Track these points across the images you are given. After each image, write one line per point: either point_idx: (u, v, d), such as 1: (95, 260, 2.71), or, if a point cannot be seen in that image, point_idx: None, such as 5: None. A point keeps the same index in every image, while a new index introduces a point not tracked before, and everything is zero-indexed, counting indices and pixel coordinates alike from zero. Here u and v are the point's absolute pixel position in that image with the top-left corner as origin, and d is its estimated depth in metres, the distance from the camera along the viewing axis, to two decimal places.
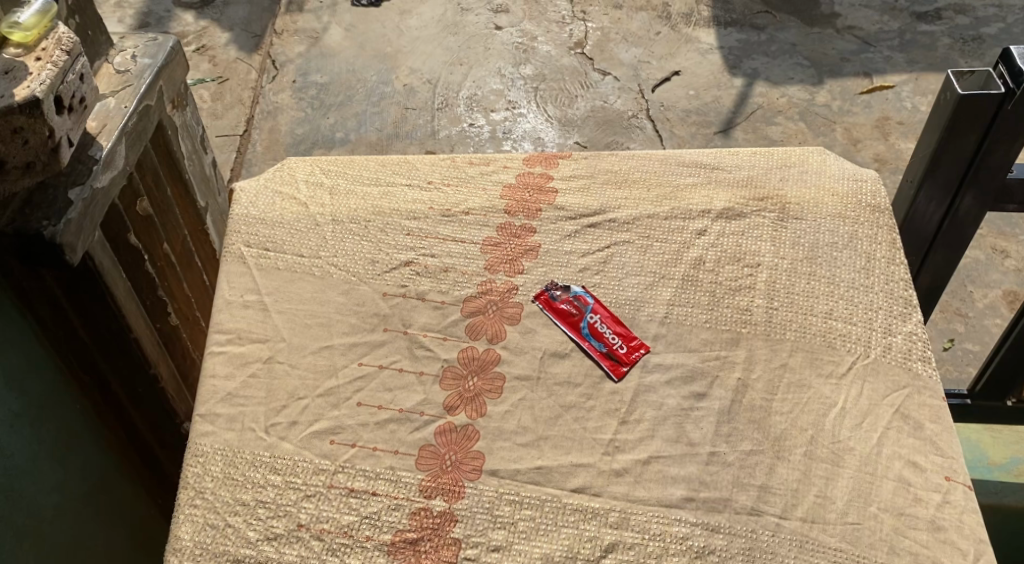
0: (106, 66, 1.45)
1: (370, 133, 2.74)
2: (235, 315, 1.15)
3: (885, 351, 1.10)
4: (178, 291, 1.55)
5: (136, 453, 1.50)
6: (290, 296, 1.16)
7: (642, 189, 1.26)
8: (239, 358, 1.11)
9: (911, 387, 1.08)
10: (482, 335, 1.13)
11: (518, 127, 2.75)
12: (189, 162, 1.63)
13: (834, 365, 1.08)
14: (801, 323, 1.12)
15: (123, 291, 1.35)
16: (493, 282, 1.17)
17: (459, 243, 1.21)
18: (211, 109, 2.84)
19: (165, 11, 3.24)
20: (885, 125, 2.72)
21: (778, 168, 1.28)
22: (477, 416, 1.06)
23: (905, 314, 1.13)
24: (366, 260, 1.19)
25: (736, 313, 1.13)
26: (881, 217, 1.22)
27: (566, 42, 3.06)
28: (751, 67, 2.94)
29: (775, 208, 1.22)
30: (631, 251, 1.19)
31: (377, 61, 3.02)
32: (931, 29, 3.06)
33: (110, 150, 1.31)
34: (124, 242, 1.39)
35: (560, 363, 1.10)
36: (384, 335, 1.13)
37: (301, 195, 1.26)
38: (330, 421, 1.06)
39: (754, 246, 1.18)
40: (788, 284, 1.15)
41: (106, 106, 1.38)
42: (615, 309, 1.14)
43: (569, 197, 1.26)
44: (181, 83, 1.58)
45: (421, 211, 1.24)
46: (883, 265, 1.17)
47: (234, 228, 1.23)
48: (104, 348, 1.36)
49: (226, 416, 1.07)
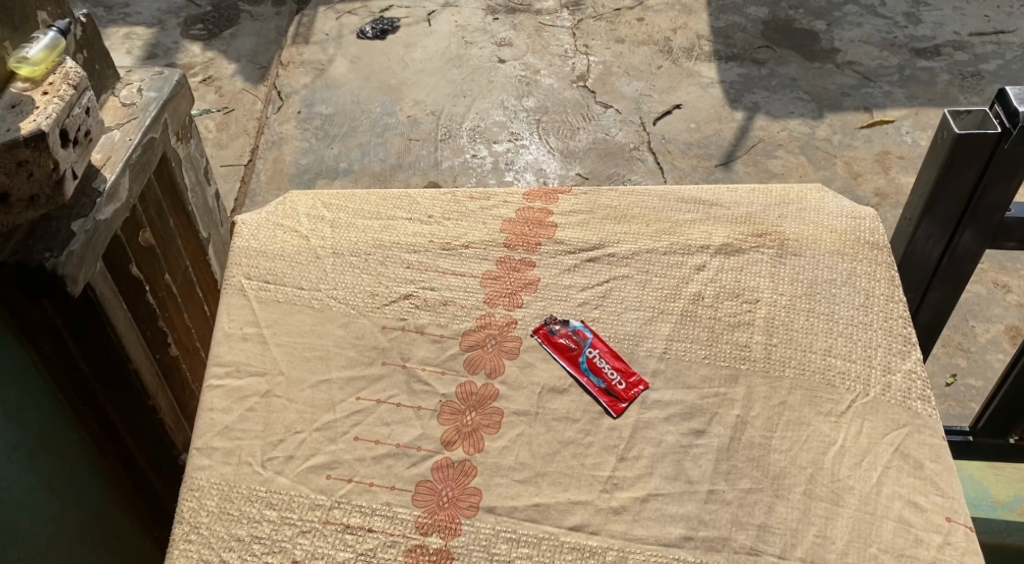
0: (113, 99, 1.49)
1: (373, 163, 2.77)
2: (234, 348, 1.14)
3: (885, 389, 1.10)
4: (178, 320, 1.57)
5: (134, 488, 1.50)
6: (289, 329, 1.16)
7: (642, 224, 1.27)
8: (238, 391, 1.11)
9: (910, 425, 1.07)
10: (480, 369, 1.12)
11: (521, 158, 2.77)
12: (192, 194, 1.66)
13: (834, 403, 1.08)
14: (800, 360, 1.12)
15: (124, 322, 1.38)
16: (492, 316, 1.17)
17: (459, 277, 1.22)
18: (216, 140, 2.90)
19: (173, 43, 3.29)
20: (886, 159, 2.74)
21: (777, 205, 1.28)
22: (475, 452, 1.06)
23: (905, 352, 1.13)
24: (365, 292, 1.19)
25: (735, 349, 1.13)
26: (881, 254, 1.22)
27: (568, 76, 3.09)
28: (752, 102, 2.96)
29: (774, 244, 1.23)
30: (631, 286, 1.20)
31: (380, 93, 3.04)
32: (930, 65, 3.09)
33: (114, 182, 1.34)
34: (126, 273, 1.41)
35: (559, 398, 1.10)
36: (382, 369, 1.12)
37: (302, 228, 1.26)
38: (328, 456, 1.06)
39: (754, 282, 1.19)
40: (788, 321, 1.15)
41: (111, 138, 1.41)
42: (614, 343, 1.14)
43: (568, 231, 1.27)
44: (186, 115, 1.61)
45: (421, 244, 1.25)
46: (882, 302, 1.17)
47: (236, 261, 1.23)
48: (104, 378, 1.39)
49: (223, 450, 1.06)
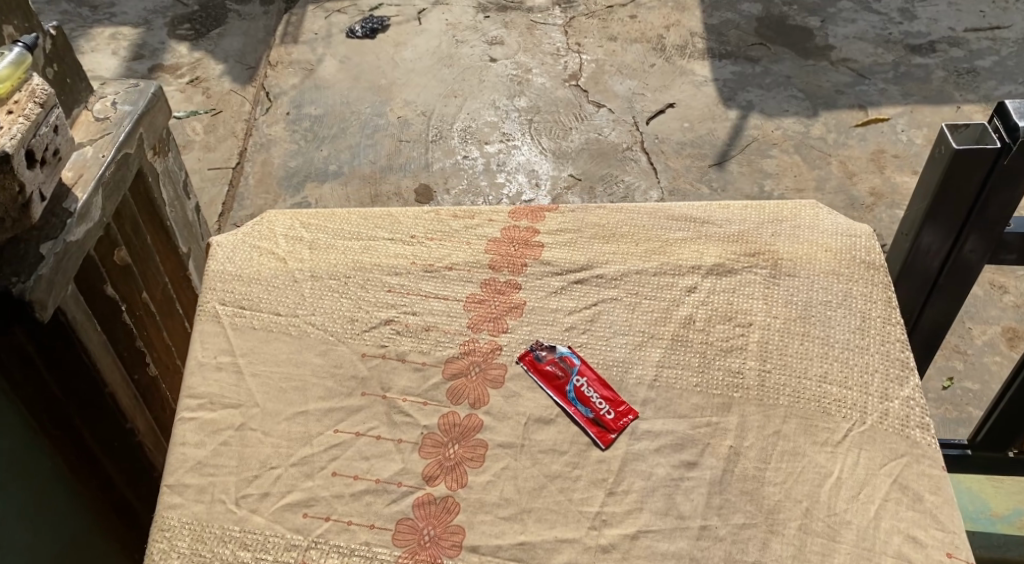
0: (86, 114, 1.44)
1: (364, 165, 2.72)
2: (207, 379, 1.10)
3: (882, 417, 1.06)
4: (157, 338, 1.54)
5: (113, 510, 1.48)
6: (264, 358, 1.12)
7: (631, 243, 1.23)
8: (211, 425, 1.07)
9: (908, 455, 1.03)
10: (464, 399, 1.08)
11: (513, 159, 2.73)
12: (170, 209, 1.62)
13: (830, 432, 1.05)
14: (794, 387, 1.08)
15: (98, 346, 1.35)
16: (475, 342, 1.13)
17: (442, 300, 1.17)
18: (204, 142, 2.84)
19: (160, 43, 3.23)
20: (881, 158, 2.70)
21: (769, 222, 1.24)
22: (458, 487, 1.02)
23: (902, 378, 1.09)
24: (344, 319, 1.15)
25: (727, 376, 1.09)
26: (878, 274, 1.18)
27: (561, 75, 3.04)
28: (746, 100, 2.92)
29: (767, 264, 1.19)
30: (620, 309, 1.16)
31: (371, 94, 3.00)
32: (925, 62, 3.05)
33: (85, 202, 1.30)
34: (100, 293, 1.38)
35: (545, 430, 1.06)
36: (362, 400, 1.08)
37: (279, 250, 1.22)
38: (305, 492, 1.01)
39: (746, 304, 1.15)
40: (781, 345, 1.11)
41: (83, 155, 1.37)
42: (602, 371, 1.10)
43: (555, 252, 1.23)
44: (163, 128, 1.57)
45: (403, 266, 1.20)
46: (879, 325, 1.13)
47: (210, 285, 1.19)
48: (80, 404, 1.36)
49: (195, 487, 1.02)
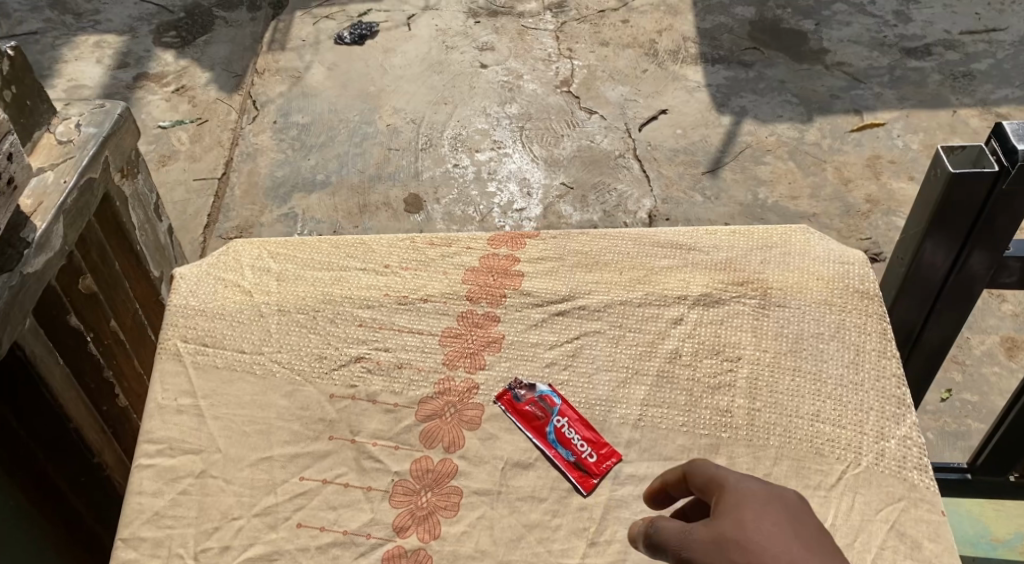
0: (48, 137, 1.38)
1: (352, 175, 2.67)
2: (167, 422, 1.05)
3: (878, 458, 1.00)
4: (127, 366, 1.47)
5: (82, 548, 1.42)
6: (227, 400, 1.06)
7: (615, 272, 1.17)
8: (170, 472, 1.01)
9: (906, 499, 0.98)
10: (437, 443, 1.03)
11: (504, 167, 2.68)
12: (141, 233, 1.56)
13: (823, 475, 0.99)
14: (785, 427, 1.02)
15: (60, 379, 1.30)
16: (450, 381, 1.08)
17: (416, 335, 1.12)
18: (189, 152, 2.78)
19: (145, 51, 3.17)
20: (876, 164, 2.65)
21: (758, 249, 1.19)
22: (429, 539, 0.97)
23: (899, 416, 1.03)
24: (312, 356, 1.09)
25: (715, 415, 1.04)
26: (872, 304, 1.12)
27: (552, 81, 2.99)
28: (739, 105, 2.87)
29: (756, 294, 1.13)
30: (602, 343, 1.10)
31: (359, 101, 2.94)
32: (920, 65, 2.99)
33: (45, 231, 1.24)
34: (62, 323, 1.31)
35: (523, 475, 1.00)
36: (329, 445, 1.03)
37: (246, 282, 1.16)
38: (268, 546, 0.96)
39: (735, 337, 1.10)
40: (771, 381, 1.06)
41: (44, 181, 1.31)
42: (584, 410, 1.05)
43: (535, 281, 1.17)
44: (131, 150, 1.51)
45: (375, 298, 1.15)
46: (873, 359, 1.08)
47: (172, 321, 1.13)
48: (42, 440, 1.30)
49: (152, 540, 0.97)
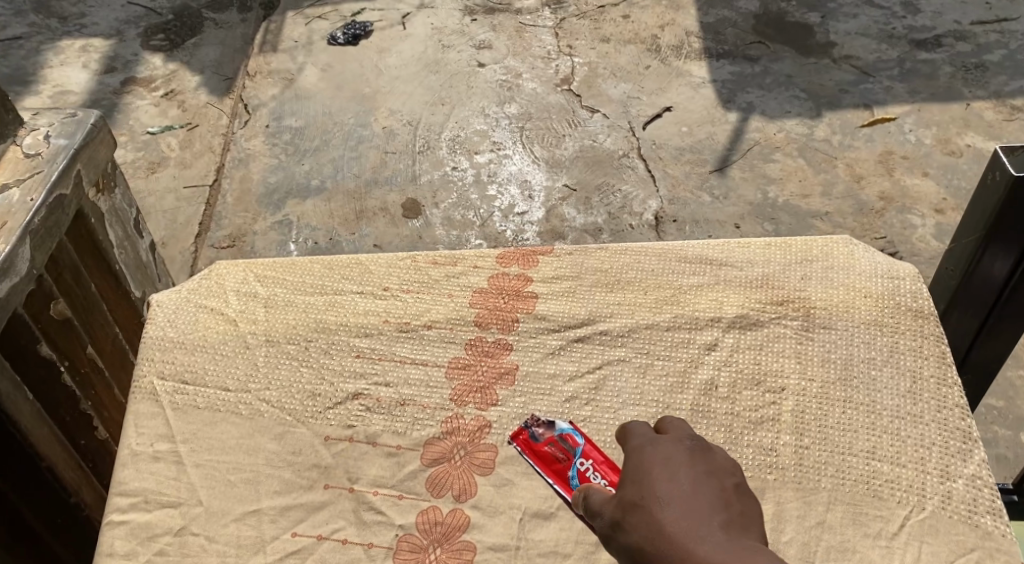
0: (14, 150, 1.26)
1: (348, 180, 2.55)
2: (142, 472, 0.93)
3: (945, 501, 0.89)
4: (107, 396, 1.34)
5: None
6: (210, 444, 0.95)
7: (639, 292, 1.06)
8: (145, 530, 0.90)
9: (980, 549, 0.86)
10: (447, 491, 0.91)
11: (504, 169, 2.56)
12: (119, 251, 1.44)
13: (883, 522, 0.88)
14: (837, 466, 0.91)
15: (32, 415, 1.18)
16: (460, 419, 0.96)
17: (420, 366, 1.00)
18: (178, 159, 2.66)
19: (133, 55, 3.05)
20: (889, 159, 2.54)
21: (797, 263, 1.07)
22: None
23: (965, 452, 0.92)
24: (304, 393, 0.98)
25: (758, 455, 0.92)
26: (928, 324, 1.01)
27: (552, 79, 2.87)
28: (746, 102, 2.75)
29: (799, 314, 1.02)
30: (628, 373, 0.99)
31: (354, 103, 2.82)
32: (930, 57, 2.87)
33: (9, 255, 1.13)
34: (32, 353, 1.19)
35: (544, 527, 0.89)
36: (324, 495, 0.91)
37: (230, 309, 1.05)
38: None
39: (776, 364, 0.98)
40: (819, 414, 0.94)
41: (9, 199, 1.19)
42: (610, 451, 0.93)
43: (550, 304, 1.05)
44: (106, 162, 1.40)
45: (374, 325, 1.03)
46: (932, 387, 0.96)
47: (148, 355, 1.02)
48: (13, 481, 1.19)
49: None
